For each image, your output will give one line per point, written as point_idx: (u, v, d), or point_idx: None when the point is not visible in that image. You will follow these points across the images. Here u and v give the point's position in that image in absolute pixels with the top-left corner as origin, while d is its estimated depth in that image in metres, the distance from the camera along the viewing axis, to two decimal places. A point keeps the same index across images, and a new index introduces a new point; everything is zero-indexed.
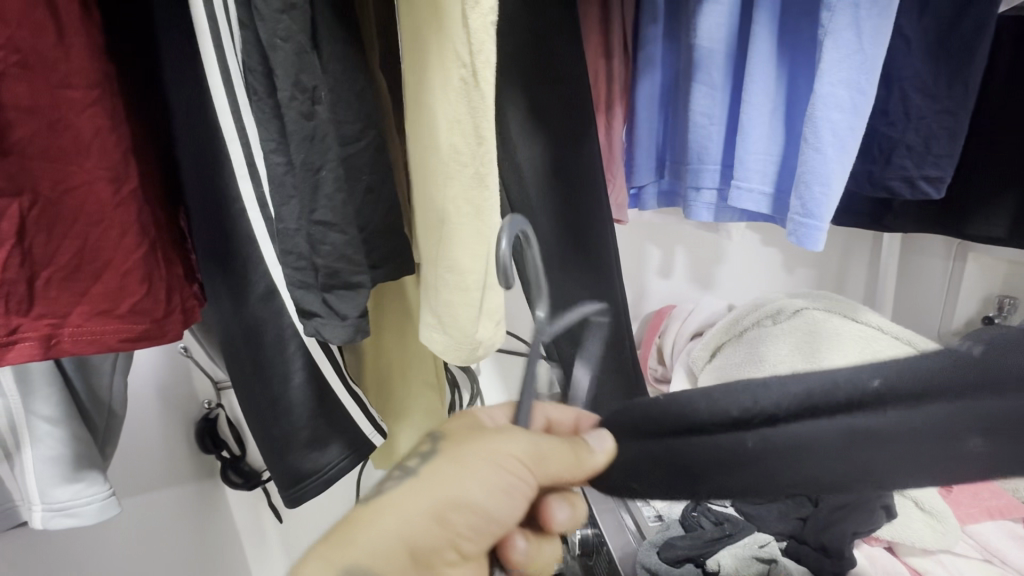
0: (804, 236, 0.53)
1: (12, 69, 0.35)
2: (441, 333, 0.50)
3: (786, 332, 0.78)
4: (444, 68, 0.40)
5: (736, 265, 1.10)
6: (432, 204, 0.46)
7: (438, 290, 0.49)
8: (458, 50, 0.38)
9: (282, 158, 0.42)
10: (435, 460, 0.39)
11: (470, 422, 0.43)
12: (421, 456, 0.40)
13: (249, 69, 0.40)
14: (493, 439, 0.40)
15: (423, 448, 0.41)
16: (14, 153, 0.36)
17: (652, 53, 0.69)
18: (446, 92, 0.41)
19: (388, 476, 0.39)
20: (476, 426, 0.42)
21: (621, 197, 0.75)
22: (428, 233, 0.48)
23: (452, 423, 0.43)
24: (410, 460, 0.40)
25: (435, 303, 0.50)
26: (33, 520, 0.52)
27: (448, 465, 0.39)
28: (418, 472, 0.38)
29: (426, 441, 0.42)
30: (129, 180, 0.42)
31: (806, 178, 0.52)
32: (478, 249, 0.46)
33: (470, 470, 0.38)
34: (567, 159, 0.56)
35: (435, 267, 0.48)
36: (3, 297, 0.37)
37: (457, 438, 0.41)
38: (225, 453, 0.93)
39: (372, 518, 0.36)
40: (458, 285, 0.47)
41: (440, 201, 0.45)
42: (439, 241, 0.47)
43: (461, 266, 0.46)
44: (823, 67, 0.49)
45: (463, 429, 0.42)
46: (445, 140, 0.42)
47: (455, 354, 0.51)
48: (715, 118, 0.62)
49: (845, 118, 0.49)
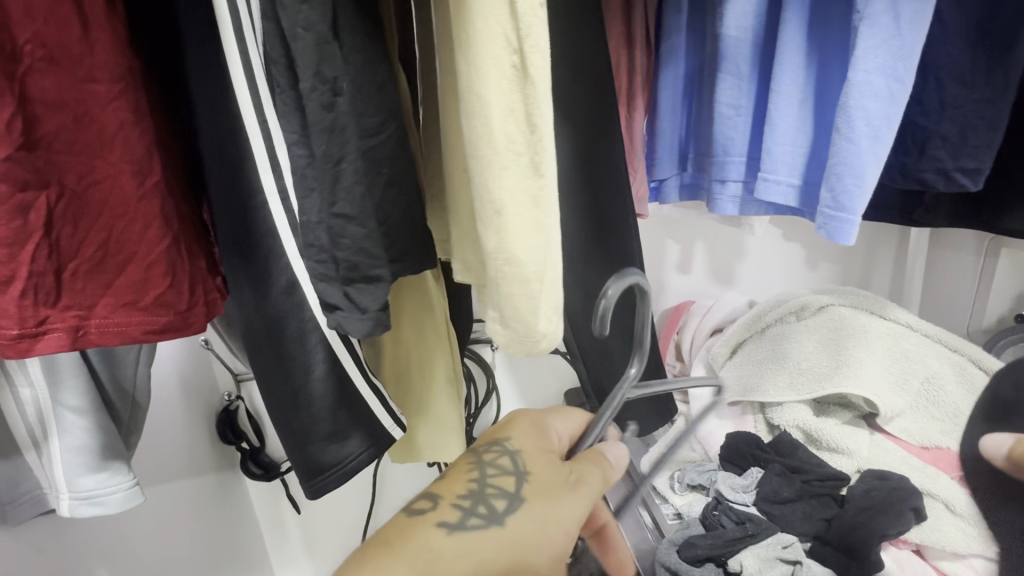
0: (834, 230, 0.51)
1: (38, 63, 0.36)
2: (502, 325, 0.49)
3: (810, 329, 0.76)
4: (496, 56, 0.40)
5: (758, 260, 1.08)
6: (486, 196, 0.44)
7: (498, 286, 0.47)
8: (506, 35, 0.39)
9: (303, 151, 0.42)
10: (521, 512, 0.41)
11: (549, 460, 0.46)
12: (507, 501, 0.42)
13: (271, 62, 0.40)
14: (574, 502, 0.43)
15: (508, 489, 0.43)
16: (40, 146, 0.37)
17: (676, 43, 0.68)
18: (499, 80, 0.40)
19: (472, 507, 0.41)
20: (559, 474, 0.44)
21: (642, 191, 0.73)
22: (483, 228, 0.45)
23: (531, 458, 0.45)
24: (496, 501, 0.42)
25: (495, 299, 0.48)
26: (60, 508, 0.53)
27: (533, 521, 0.41)
28: (505, 522, 0.41)
29: (509, 476, 0.43)
30: (153, 173, 0.42)
31: (837, 170, 0.50)
32: (535, 240, 0.45)
33: (550, 531, 0.41)
34: (590, 151, 0.56)
35: (496, 260, 0.45)
36: (31, 289, 0.38)
37: (543, 487, 0.43)
38: (245, 444, 0.94)
39: (461, 560, 0.38)
40: (518, 278, 0.45)
41: (495, 194, 0.43)
42: (498, 236, 0.45)
43: (518, 257, 0.45)
44: (858, 54, 0.47)
45: (546, 473, 0.44)
46: (500, 128, 0.41)
47: (509, 345, 0.50)
48: (741, 109, 0.61)
49: (880, 107, 0.47)
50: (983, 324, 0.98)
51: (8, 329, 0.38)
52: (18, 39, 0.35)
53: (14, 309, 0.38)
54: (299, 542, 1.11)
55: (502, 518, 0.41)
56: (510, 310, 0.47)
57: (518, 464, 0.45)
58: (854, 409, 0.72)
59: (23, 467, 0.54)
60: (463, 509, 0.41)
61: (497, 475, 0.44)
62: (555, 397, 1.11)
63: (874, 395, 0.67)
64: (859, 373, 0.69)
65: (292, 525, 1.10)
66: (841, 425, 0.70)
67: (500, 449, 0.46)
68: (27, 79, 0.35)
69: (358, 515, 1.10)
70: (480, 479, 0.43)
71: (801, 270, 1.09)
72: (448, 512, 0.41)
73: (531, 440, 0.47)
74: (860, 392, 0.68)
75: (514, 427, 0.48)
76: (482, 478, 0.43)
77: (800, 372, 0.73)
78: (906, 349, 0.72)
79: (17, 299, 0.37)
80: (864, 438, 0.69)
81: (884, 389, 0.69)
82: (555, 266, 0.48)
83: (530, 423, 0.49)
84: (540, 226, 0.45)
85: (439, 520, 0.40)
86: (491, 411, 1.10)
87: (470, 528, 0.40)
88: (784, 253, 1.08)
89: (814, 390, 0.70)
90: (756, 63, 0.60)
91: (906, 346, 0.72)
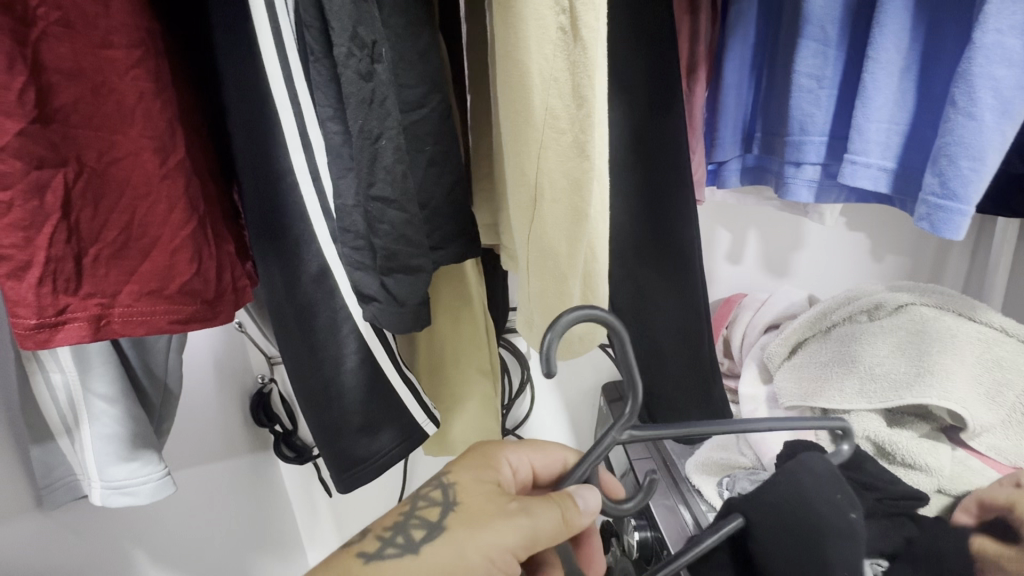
0: (940, 222, 0.45)
1: (53, 27, 0.32)
2: (529, 328, 0.48)
3: (887, 329, 0.69)
4: (540, 16, 0.35)
5: (817, 251, 0.99)
6: (522, 181, 0.39)
7: (530, 280, 0.44)
8: None
9: (338, 126, 0.39)
10: (439, 540, 0.40)
11: (481, 487, 0.44)
12: (428, 530, 0.41)
13: (304, 25, 0.36)
14: (493, 528, 0.40)
15: (432, 519, 0.41)
16: (56, 120, 0.34)
17: (747, 7, 0.60)
18: (541, 44, 0.36)
19: (392, 538, 0.41)
20: (489, 502, 0.42)
21: (700, 174, 0.67)
22: (516, 214, 0.42)
23: (465, 485, 0.44)
24: (415, 531, 0.41)
25: (526, 293, 0.46)
26: (92, 496, 0.51)
27: (448, 549, 0.39)
28: (420, 550, 0.40)
29: (437, 506, 0.42)
30: (176, 150, 0.39)
31: (950, 150, 0.43)
32: (575, 230, 0.40)
33: (466, 557, 0.39)
34: (649, 128, 0.49)
35: (529, 251, 0.42)
36: (49, 275, 0.35)
37: (466, 513, 0.41)
38: (278, 427, 0.97)
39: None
40: (554, 273, 0.42)
41: (532, 176, 0.39)
42: (532, 223, 0.41)
43: (556, 251, 0.41)
44: (987, 11, 0.40)
45: (476, 502, 0.43)
46: (540, 102, 0.37)
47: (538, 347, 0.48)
48: (824, 81, 0.53)
49: (1013, 75, 0.40)
50: None
51: (26, 319, 0.35)
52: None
53: (32, 297, 0.35)
54: (330, 524, 1.14)
55: (418, 547, 0.40)
56: (545, 303, 0.44)
57: (451, 494, 0.43)
58: (934, 422, 0.65)
59: (56, 453, 0.53)
60: (384, 539, 0.41)
61: (425, 506, 0.43)
62: (592, 390, 1.07)
63: (962, 408, 0.61)
64: (946, 384, 0.61)
65: (324, 509, 1.12)
66: (921, 438, 0.63)
67: (436, 483, 0.44)
68: (40, 44, 0.32)
69: (389, 498, 1.11)
70: (409, 511, 0.43)
71: (865, 262, 1.00)
72: (371, 543, 0.41)
73: (472, 468, 0.46)
74: (947, 404, 0.60)
75: (462, 458, 0.48)
76: (411, 509, 0.43)
77: (872, 378, 0.66)
78: (997, 356, 0.64)
79: (34, 287, 0.35)
80: (946, 456, 0.61)
81: (974, 400, 0.62)
82: (597, 257, 0.42)
83: (476, 454, 0.48)
84: (580, 215, 0.39)
85: (360, 551, 0.40)
86: (525, 402, 1.07)
87: (387, 557, 0.39)
88: (847, 245, 0.99)
89: (891, 399, 0.64)
90: (846, 27, 0.52)
91: (1001, 352, 0.64)
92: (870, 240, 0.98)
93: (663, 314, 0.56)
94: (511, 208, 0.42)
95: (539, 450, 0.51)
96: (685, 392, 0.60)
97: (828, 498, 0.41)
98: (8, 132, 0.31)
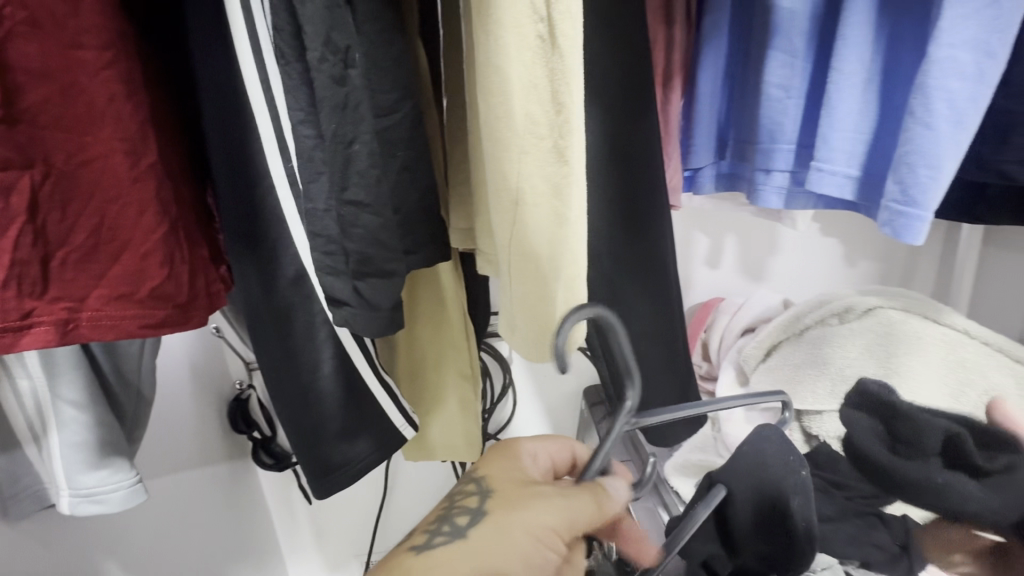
0: (901, 227, 0.46)
1: (20, 27, 0.32)
2: (510, 330, 0.48)
3: (856, 331, 0.71)
4: (519, 24, 0.36)
5: (792, 256, 1.01)
6: (502, 186, 0.40)
7: (511, 282, 0.44)
8: (532, 2, 0.35)
9: (311, 131, 0.38)
10: (482, 522, 0.42)
11: (513, 478, 0.46)
12: (471, 515, 0.43)
13: (276, 29, 0.36)
14: (528, 508, 0.42)
15: (472, 505, 0.44)
16: (23, 121, 0.33)
17: (720, 18, 0.62)
18: (521, 50, 0.36)
19: (439, 528, 0.43)
20: (520, 486, 0.45)
21: (676, 180, 0.68)
22: (497, 217, 0.42)
23: (495, 477, 0.46)
24: (460, 517, 0.43)
25: (507, 297, 0.47)
26: (61, 505, 0.50)
27: (492, 529, 0.41)
28: (467, 534, 0.41)
29: (474, 495, 0.45)
30: (148, 154, 0.38)
31: (909, 159, 0.45)
32: (554, 234, 0.41)
33: (511, 533, 0.40)
34: (623, 135, 0.50)
35: (509, 253, 0.43)
36: (14, 279, 0.34)
37: (504, 498, 0.44)
38: (257, 433, 0.94)
39: (429, 564, 0.40)
40: (534, 272, 0.43)
41: (512, 180, 0.39)
42: (513, 227, 0.41)
43: (537, 255, 0.42)
44: (941, 26, 0.41)
45: (511, 488, 0.45)
46: (520, 108, 0.37)
47: (517, 348, 0.48)
48: (793, 91, 0.55)
49: (966, 87, 0.42)
50: None
51: None
52: None
53: None
54: (310, 532, 1.12)
55: (464, 531, 0.42)
56: (525, 305, 0.45)
57: (484, 485, 0.46)
58: None
59: (22, 462, 0.51)
60: (431, 531, 0.43)
61: (465, 497, 0.45)
62: (573, 393, 1.08)
63: (924, 407, 0.63)
64: (911, 384, 0.63)
65: (303, 517, 1.11)
66: None
67: (470, 479, 0.47)
68: (7, 45, 0.32)
69: (370, 503, 1.11)
70: (449, 505, 0.45)
71: (838, 267, 1.03)
72: (420, 537, 0.43)
73: (498, 462, 0.48)
74: (910, 403, 0.63)
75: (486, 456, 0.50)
76: (450, 504, 0.45)
77: (842, 379, 0.68)
78: (959, 356, 0.66)
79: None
80: None
81: (935, 401, 0.64)
82: (578, 262, 0.42)
83: (499, 449, 0.50)
84: (560, 218, 0.40)
85: (411, 545, 0.42)
86: (508, 405, 1.07)
87: (436, 545, 0.41)
88: (821, 250, 1.01)
89: None
90: (812, 39, 0.54)
91: (963, 353, 0.66)
92: (843, 245, 1.01)
93: (640, 317, 0.57)
94: (491, 211, 0.43)
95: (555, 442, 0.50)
96: (665, 397, 0.61)
97: (783, 462, 0.42)
98: None
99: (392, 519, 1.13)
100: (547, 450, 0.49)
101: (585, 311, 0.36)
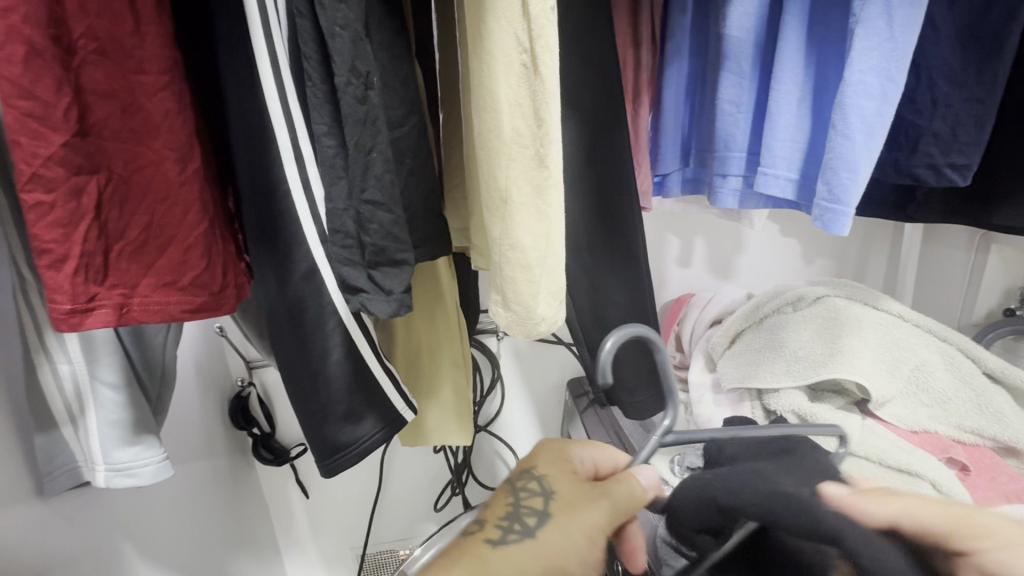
0: (830, 220, 0.55)
1: (90, 56, 0.38)
2: (503, 309, 0.52)
3: (807, 318, 0.80)
4: (506, 54, 0.43)
5: (756, 255, 1.11)
6: (494, 186, 0.47)
7: (501, 271, 0.50)
8: (518, 36, 0.42)
9: (333, 141, 0.46)
10: (549, 524, 0.44)
11: (573, 479, 0.48)
12: (538, 516, 0.45)
13: (305, 56, 0.43)
14: (587, 513, 0.45)
15: (538, 506, 0.45)
16: (92, 134, 0.39)
17: (680, 44, 0.70)
18: (508, 76, 0.44)
19: (509, 524, 0.45)
20: (579, 489, 0.47)
21: (646, 185, 0.77)
22: (487, 216, 0.49)
23: (555, 478, 0.48)
24: (529, 518, 0.45)
25: (497, 281, 0.51)
26: (96, 479, 0.55)
27: (559, 532, 0.44)
28: (536, 534, 0.44)
29: (539, 494, 0.46)
30: (193, 160, 0.44)
31: (834, 163, 0.54)
32: (539, 227, 0.48)
33: (573, 538, 0.43)
34: (597, 143, 0.58)
35: (500, 246, 0.48)
36: (82, 268, 0.40)
37: (568, 502, 0.46)
38: (256, 429, 1.02)
39: (507, 563, 0.42)
40: (521, 262, 0.49)
41: (501, 183, 0.46)
42: (501, 224, 0.48)
43: (522, 246, 0.48)
44: (853, 55, 0.51)
45: (572, 489, 0.47)
46: (508, 123, 0.45)
47: (509, 328, 0.52)
48: (742, 106, 0.64)
49: (874, 106, 0.51)
50: (974, 317, 1.03)
51: (61, 304, 0.41)
52: (74, 33, 0.37)
53: (67, 286, 0.40)
54: (307, 526, 1.17)
55: (534, 531, 0.44)
56: (515, 289, 0.50)
57: (547, 485, 0.47)
58: (847, 396, 0.75)
59: (59, 440, 0.56)
60: (502, 528, 0.45)
61: (529, 497, 0.46)
62: (558, 385, 1.15)
63: (866, 381, 0.70)
64: (853, 361, 0.72)
65: (300, 510, 1.16)
66: (835, 409, 0.73)
67: (530, 475, 0.48)
68: (81, 71, 0.38)
69: (365, 494, 1.16)
70: (515, 502, 0.46)
71: (797, 264, 1.13)
72: (493, 531, 0.45)
73: (555, 463, 0.49)
74: (853, 378, 0.70)
75: (537, 455, 0.51)
76: (517, 499, 0.46)
77: (795, 360, 0.76)
78: (897, 337, 0.75)
79: (70, 277, 0.40)
80: (857, 423, 0.71)
81: (877, 375, 0.71)
82: (557, 253, 0.50)
83: (552, 449, 0.52)
84: (543, 214, 0.48)
85: (484, 538, 0.44)
86: (496, 400, 1.14)
87: (510, 543, 0.43)
88: (781, 248, 1.11)
89: (810, 376, 0.73)
90: (757, 62, 0.63)
91: (899, 334, 0.75)
92: (801, 244, 1.11)
93: (615, 305, 0.65)
94: (483, 211, 0.49)
95: (599, 445, 0.53)
96: (637, 375, 0.68)
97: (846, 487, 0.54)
98: (54, 144, 0.37)
99: (386, 510, 1.19)
100: (592, 453, 0.52)
101: (629, 327, 0.48)
